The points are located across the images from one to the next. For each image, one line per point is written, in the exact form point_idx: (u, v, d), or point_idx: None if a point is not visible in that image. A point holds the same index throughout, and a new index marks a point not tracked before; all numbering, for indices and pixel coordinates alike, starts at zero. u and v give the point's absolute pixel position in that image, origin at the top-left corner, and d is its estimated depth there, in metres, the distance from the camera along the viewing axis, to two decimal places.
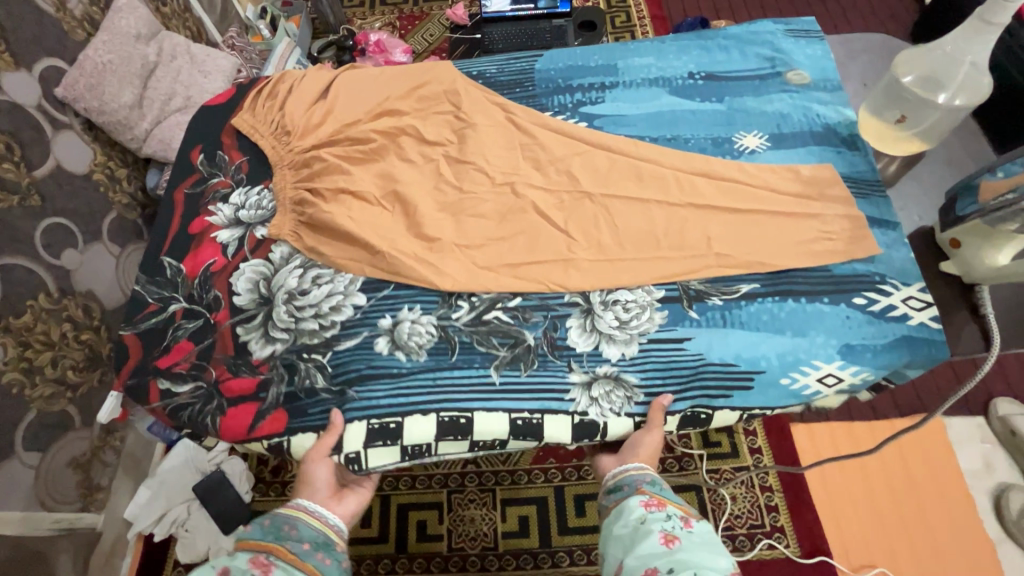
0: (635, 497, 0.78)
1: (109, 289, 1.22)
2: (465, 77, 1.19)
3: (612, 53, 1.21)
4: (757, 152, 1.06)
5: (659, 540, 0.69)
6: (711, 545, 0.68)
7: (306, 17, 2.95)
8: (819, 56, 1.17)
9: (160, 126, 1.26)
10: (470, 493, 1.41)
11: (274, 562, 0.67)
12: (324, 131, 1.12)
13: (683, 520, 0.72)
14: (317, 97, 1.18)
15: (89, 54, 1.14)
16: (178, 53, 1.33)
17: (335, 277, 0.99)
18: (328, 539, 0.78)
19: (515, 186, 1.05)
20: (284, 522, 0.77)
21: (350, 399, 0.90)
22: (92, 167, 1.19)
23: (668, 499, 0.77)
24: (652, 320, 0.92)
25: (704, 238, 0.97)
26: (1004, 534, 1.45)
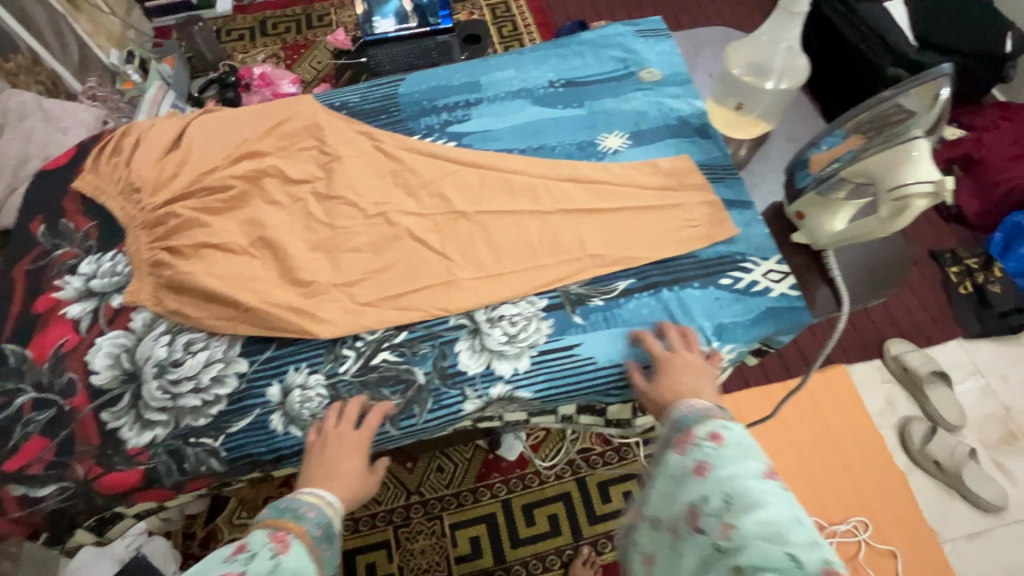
0: (669, 444, 0.75)
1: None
2: (327, 110, 1.16)
3: (473, 70, 1.22)
4: (620, 151, 1.10)
5: (696, 472, 0.70)
6: (745, 454, 0.68)
7: (180, 57, 2.83)
8: (667, 53, 1.23)
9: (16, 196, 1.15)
10: (418, 525, 1.46)
11: (290, 543, 0.68)
12: (178, 183, 1.05)
13: (713, 440, 0.71)
14: (168, 146, 1.10)
15: None
16: (28, 111, 1.36)
17: (209, 339, 0.93)
18: (337, 523, 0.74)
19: (389, 216, 1.03)
20: (305, 503, 0.73)
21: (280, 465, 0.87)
22: None
23: (692, 425, 0.74)
24: (539, 331, 0.92)
25: (577, 242, 0.99)
26: (912, 464, 1.60)
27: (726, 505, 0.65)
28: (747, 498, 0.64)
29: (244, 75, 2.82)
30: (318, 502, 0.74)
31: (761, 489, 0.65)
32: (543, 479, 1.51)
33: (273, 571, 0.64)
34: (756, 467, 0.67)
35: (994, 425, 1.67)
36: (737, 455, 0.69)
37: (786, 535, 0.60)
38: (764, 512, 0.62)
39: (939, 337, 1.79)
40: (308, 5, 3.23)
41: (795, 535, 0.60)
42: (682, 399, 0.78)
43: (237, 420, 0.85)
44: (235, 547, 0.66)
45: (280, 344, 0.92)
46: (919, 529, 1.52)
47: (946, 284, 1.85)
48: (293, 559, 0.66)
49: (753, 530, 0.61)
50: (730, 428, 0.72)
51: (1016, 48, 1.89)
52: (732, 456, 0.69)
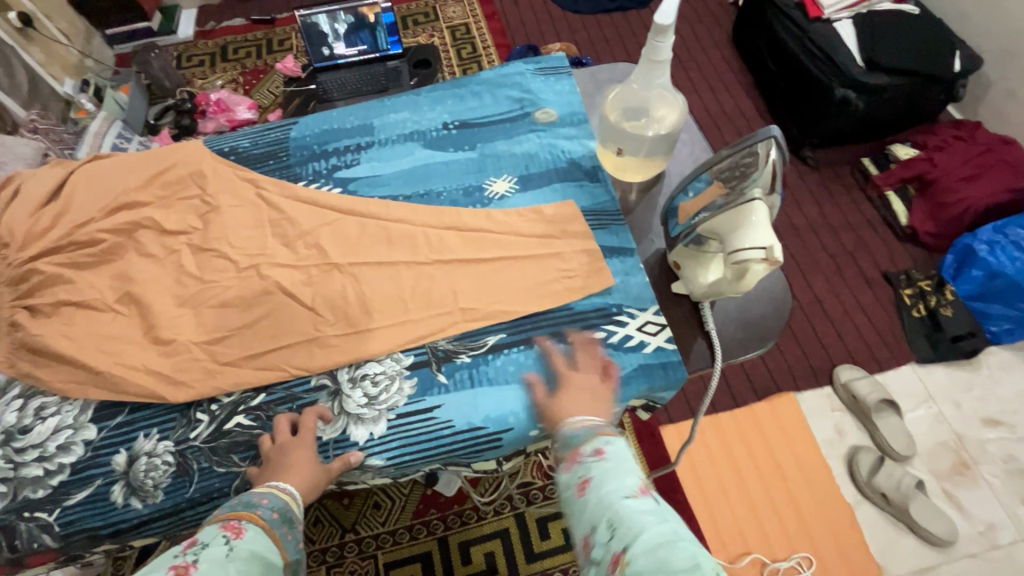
0: (560, 467, 0.73)
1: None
2: (213, 156, 1.14)
3: (368, 112, 1.20)
4: (506, 197, 1.08)
5: (580, 493, 0.67)
6: (623, 471, 0.66)
7: (137, 84, 2.84)
8: (566, 92, 1.21)
9: None
10: (350, 564, 1.40)
11: (247, 528, 0.66)
12: (49, 236, 1.03)
13: (595, 457, 0.70)
14: (45, 196, 1.08)
15: None
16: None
17: (62, 403, 0.90)
18: (293, 507, 0.74)
19: (260, 268, 1.00)
20: (256, 495, 0.73)
21: (132, 533, 0.82)
22: None
23: (580, 443, 0.73)
24: (400, 392, 0.88)
25: (450, 294, 0.96)
26: (860, 496, 1.53)
27: (610, 531, 0.60)
28: (626, 524, 0.59)
29: (200, 101, 2.83)
30: (279, 492, 0.75)
31: (637, 507, 0.61)
32: (480, 516, 1.45)
33: (230, 554, 0.61)
34: (632, 483, 0.65)
35: (945, 455, 1.58)
36: (618, 470, 0.67)
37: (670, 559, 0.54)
38: (645, 537, 0.57)
39: (889, 363, 1.71)
40: (270, 29, 3.25)
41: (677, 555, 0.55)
42: (575, 417, 0.79)
43: (75, 491, 0.82)
44: (184, 543, 0.61)
45: (133, 408, 0.89)
46: (867, 567, 1.44)
47: (899, 306, 1.79)
48: (250, 542, 0.64)
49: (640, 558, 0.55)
50: (612, 444, 0.71)
51: (962, 68, 1.85)
52: (612, 472, 0.66)
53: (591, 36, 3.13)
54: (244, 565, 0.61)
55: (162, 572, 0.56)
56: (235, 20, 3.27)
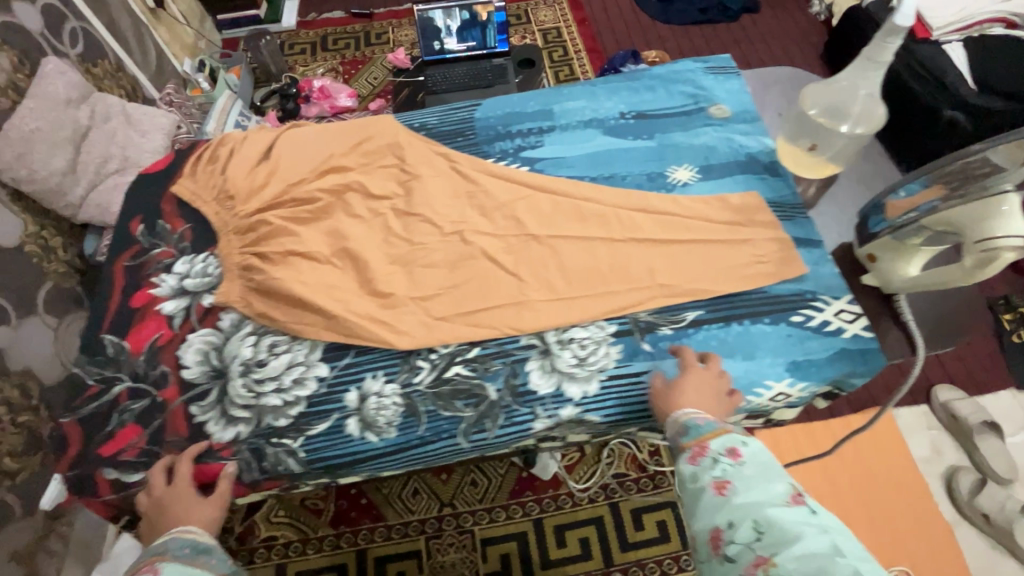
0: (681, 456, 0.76)
1: (47, 364, 1.38)
2: (407, 130, 1.22)
3: (547, 98, 1.27)
4: (689, 184, 1.13)
5: (714, 489, 0.69)
6: (765, 476, 0.68)
7: (246, 67, 2.99)
8: (736, 91, 1.26)
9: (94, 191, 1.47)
10: (449, 536, 1.38)
11: (158, 573, 0.68)
12: (270, 192, 1.12)
13: (730, 457, 0.71)
14: (259, 157, 1.18)
15: (17, 123, 1.33)
16: (113, 113, 1.58)
17: (292, 342, 0.98)
18: (205, 536, 0.76)
19: (464, 234, 1.07)
20: (161, 543, 0.73)
21: (364, 464, 0.89)
22: (22, 238, 1.37)
23: (706, 437, 0.75)
24: (608, 356, 0.94)
25: (647, 271, 1.02)
26: (958, 515, 1.44)
27: (756, 534, 0.63)
28: (780, 530, 0.62)
29: (304, 87, 2.94)
30: (184, 532, 0.75)
31: (790, 515, 0.63)
32: (576, 501, 1.41)
33: None
34: (781, 490, 0.67)
35: None
36: (756, 472, 0.69)
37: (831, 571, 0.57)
38: (800, 547, 0.60)
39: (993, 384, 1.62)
40: (368, 23, 3.37)
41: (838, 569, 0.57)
42: (682, 414, 0.81)
43: (316, 423, 0.90)
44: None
45: (359, 351, 0.96)
46: None
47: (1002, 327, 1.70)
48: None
49: (793, 565, 0.58)
50: (750, 446, 0.72)
51: None
52: (754, 476, 0.68)
53: (683, 45, 3.15)
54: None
55: None
56: (336, 13, 3.41)
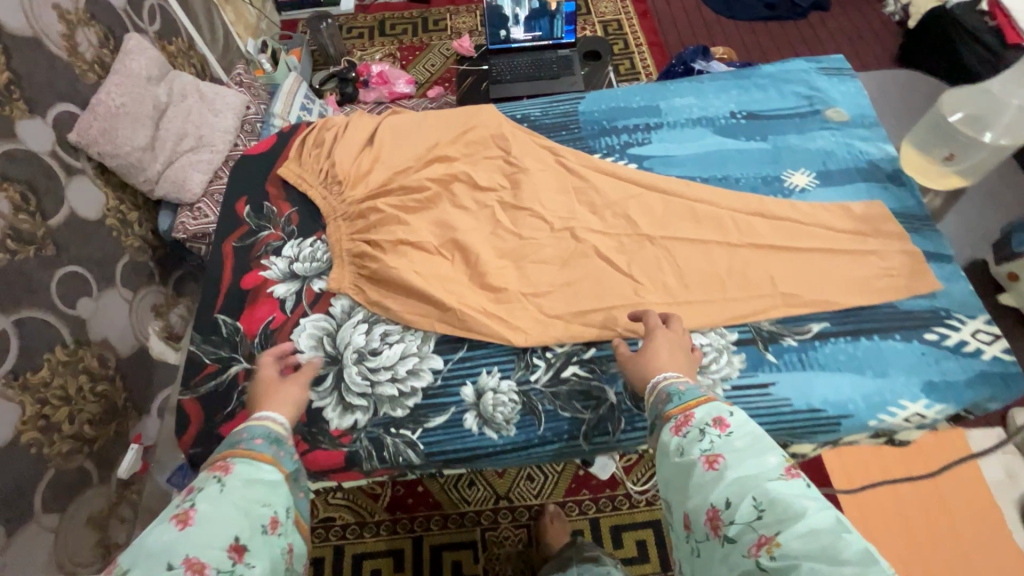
0: (664, 427, 0.70)
1: (122, 335, 1.45)
2: (510, 121, 1.20)
3: (653, 94, 1.24)
4: (808, 190, 1.09)
5: (705, 466, 0.63)
6: (756, 446, 0.63)
7: (306, 50, 2.99)
8: (853, 92, 1.20)
9: (171, 164, 1.55)
10: (505, 529, 1.29)
11: (233, 465, 0.69)
12: (377, 178, 1.11)
13: (718, 427, 0.65)
14: (364, 142, 1.17)
15: (102, 97, 1.40)
16: (188, 93, 1.64)
17: (404, 331, 0.97)
18: (281, 429, 0.76)
19: (575, 231, 1.05)
20: (236, 432, 0.75)
21: (481, 461, 0.88)
22: (103, 211, 1.43)
23: (693, 406, 0.69)
24: (731, 365, 0.91)
25: (768, 279, 0.98)
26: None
27: (757, 513, 0.57)
28: (782, 507, 0.56)
29: (363, 71, 2.90)
30: (260, 421, 0.76)
31: (791, 489, 0.58)
32: (633, 502, 1.29)
33: (223, 492, 0.64)
34: (775, 463, 0.61)
35: None
36: (746, 443, 0.63)
37: (838, 551, 0.52)
38: (805, 524, 0.55)
39: None
40: (425, 9, 3.33)
41: (844, 547, 0.53)
42: (665, 380, 0.76)
43: (434, 416, 0.89)
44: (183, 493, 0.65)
45: (473, 344, 0.95)
46: None
47: None
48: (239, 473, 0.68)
49: (799, 547, 0.54)
50: (735, 414, 0.66)
51: None
52: (744, 448, 0.63)
53: (753, 41, 3.00)
54: (240, 498, 0.65)
55: (164, 521, 0.61)
56: None
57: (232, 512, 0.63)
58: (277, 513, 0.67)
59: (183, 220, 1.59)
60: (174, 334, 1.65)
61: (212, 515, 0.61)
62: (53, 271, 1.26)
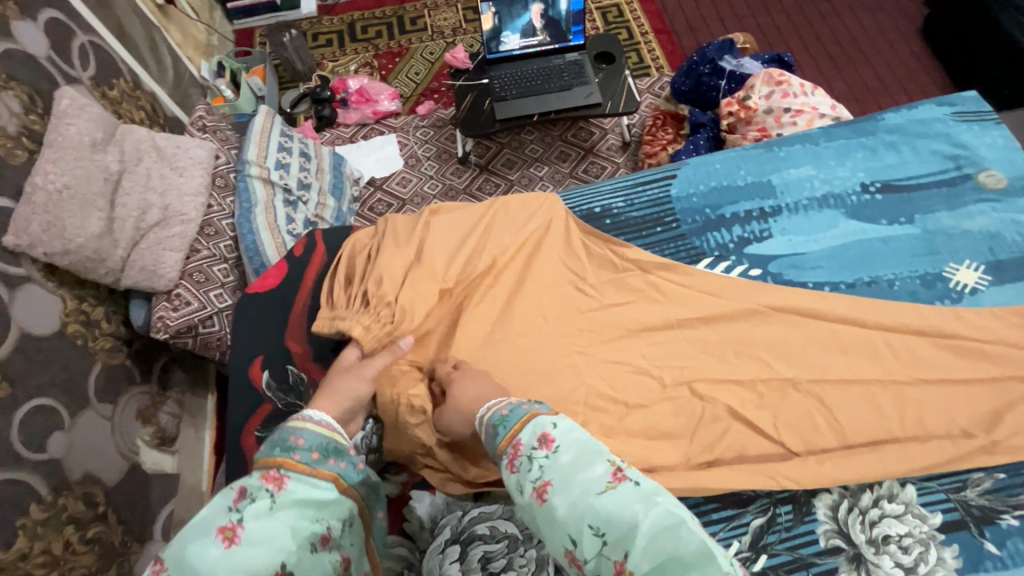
0: (500, 466, 0.60)
1: (108, 460, 1.13)
2: (588, 222, 0.96)
3: (760, 164, 0.98)
4: (979, 290, 0.87)
5: (538, 499, 0.55)
6: (580, 457, 0.56)
7: (269, 67, 2.57)
8: (1002, 146, 0.98)
9: (137, 249, 1.14)
10: None
11: (290, 477, 0.56)
12: (418, 313, 0.84)
13: (544, 449, 0.57)
14: (410, 258, 0.89)
15: (38, 183, 1.01)
16: (144, 153, 1.22)
17: (511, 552, 0.73)
18: (335, 436, 0.63)
19: (697, 384, 0.81)
20: (289, 431, 0.60)
21: None
22: (65, 318, 1.08)
23: (517, 432, 0.60)
24: (944, 564, 0.71)
25: (956, 430, 0.77)
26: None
27: (598, 539, 0.51)
28: (614, 522, 0.50)
29: (339, 89, 2.52)
30: (318, 429, 0.62)
31: (619, 498, 0.52)
32: None
33: (274, 511, 0.53)
34: (601, 471, 0.54)
35: None
36: (571, 455, 0.56)
37: (679, 551, 0.48)
38: (641, 531, 0.49)
39: None
40: (398, 5, 2.88)
41: (685, 539, 0.48)
42: (491, 410, 0.66)
43: None
44: (232, 495, 0.55)
45: None
46: None
47: None
48: (296, 492, 0.56)
49: (647, 562, 0.48)
50: (559, 426, 0.59)
51: None
52: (571, 463, 0.55)
53: (776, 21, 2.48)
54: (293, 517, 0.54)
55: (208, 536, 0.50)
56: None
57: (284, 533, 0.52)
58: (332, 529, 0.57)
59: (161, 314, 1.17)
60: (169, 437, 1.31)
61: (264, 540, 0.51)
62: (9, 417, 0.94)
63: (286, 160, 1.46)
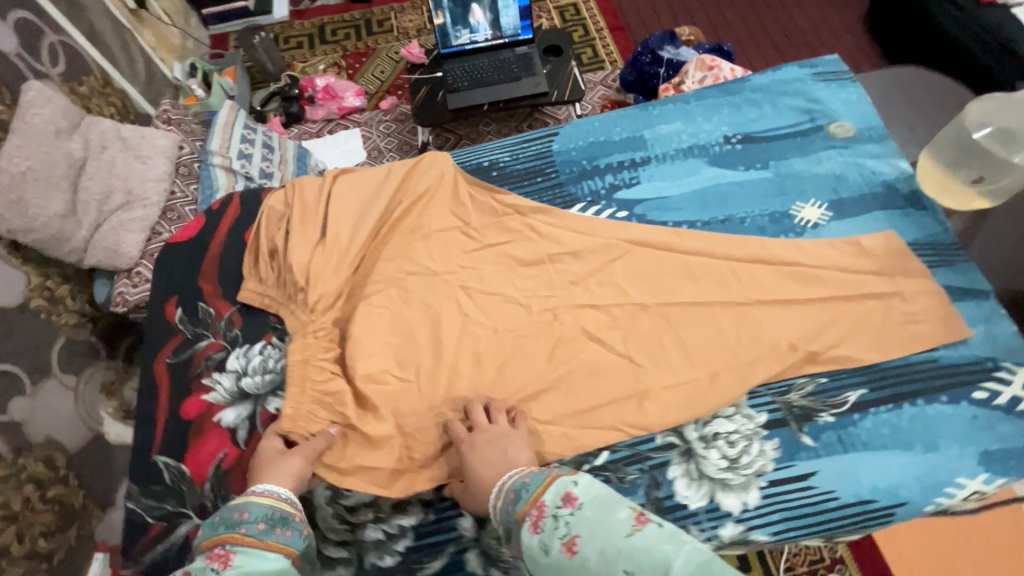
0: (523, 531, 0.61)
1: (70, 428, 1.17)
2: (476, 174, 1.06)
3: (635, 121, 1.09)
4: (821, 224, 0.96)
5: (566, 554, 0.56)
6: (604, 505, 0.57)
7: (241, 68, 2.60)
8: (855, 100, 1.08)
9: (99, 231, 1.25)
10: None
11: (234, 552, 0.60)
12: (326, 284, 0.92)
13: (568, 505, 0.59)
14: (315, 240, 0.96)
15: (4, 165, 1.09)
16: (109, 142, 1.31)
17: None
18: (280, 503, 0.67)
19: (557, 312, 0.91)
20: (235, 508, 0.65)
21: None
22: (26, 292, 1.15)
23: (541, 494, 0.62)
24: (764, 455, 0.79)
25: (784, 342, 0.85)
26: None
27: None
28: (645, 562, 0.51)
29: (307, 87, 2.59)
30: (266, 499, 0.67)
31: (646, 538, 0.52)
32: None
33: None
34: (625, 515, 0.56)
35: None
36: (594, 507, 0.58)
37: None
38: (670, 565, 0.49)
39: None
40: (367, 8, 2.98)
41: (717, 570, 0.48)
42: (510, 480, 0.68)
43: (430, 561, 0.76)
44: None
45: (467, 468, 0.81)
46: None
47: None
48: (240, 566, 0.59)
49: None
50: (581, 483, 0.61)
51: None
52: (596, 513, 0.57)
53: (725, 17, 2.58)
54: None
55: None
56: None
57: None
58: None
59: (121, 290, 1.28)
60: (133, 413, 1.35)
61: None
62: None
63: (249, 149, 1.44)
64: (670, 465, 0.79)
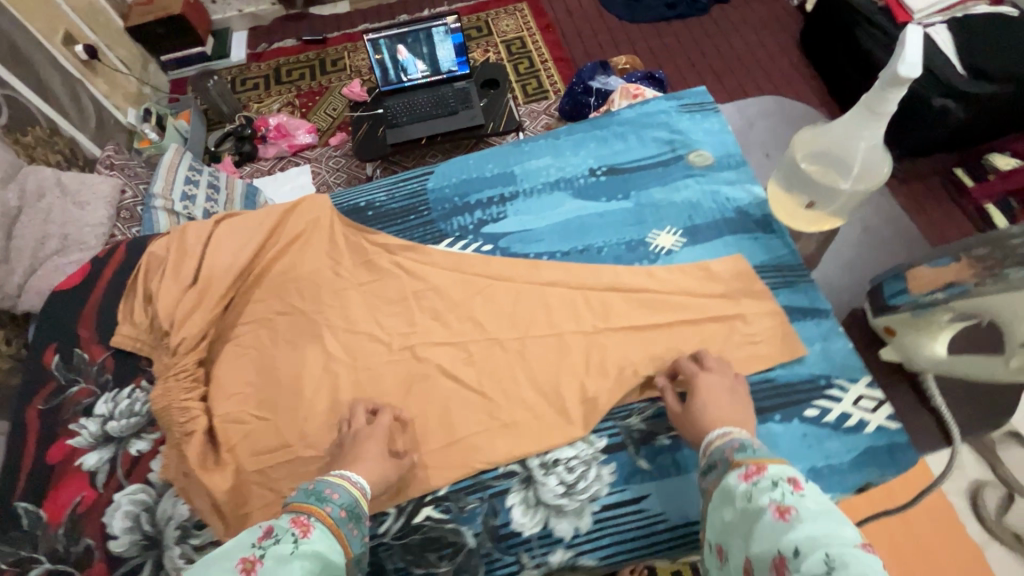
0: (731, 474, 0.60)
1: None
2: (353, 215, 1.10)
3: (506, 158, 1.14)
4: (674, 251, 1.00)
5: (771, 513, 0.51)
6: (835, 514, 0.49)
7: (197, 111, 2.49)
8: (716, 130, 1.13)
9: (35, 276, 1.12)
10: None
11: (314, 525, 0.58)
12: (190, 326, 0.94)
13: (792, 483, 0.54)
14: (186, 281, 0.99)
15: None
16: (47, 189, 1.19)
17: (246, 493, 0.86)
18: (362, 505, 0.68)
19: (416, 350, 0.94)
20: (326, 486, 0.67)
21: None
22: None
23: (769, 460, 0.59)
24: (600, 480, 0.81)
25: (625, 369, 0.88)
26: (987, 535, 1.17)
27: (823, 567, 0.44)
28: (849, 562, 0.43)
29: (260, 126, 2.47)
30: (350, 487, 0.69)
31: (867, 553, 0.44)
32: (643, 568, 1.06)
33: (294, 552, 0.53)
34: (851, 534, 0.47)
35: None
36: (825, 504, 0.51)
37: None
38: None
39: None
40: (321, 49, 2.81)
41: None
42: (738, 433, 0.67)
43: None
44: (259, 528, 0.54)
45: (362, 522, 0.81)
46: None
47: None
48: (316, 541, 0.56)
49: None
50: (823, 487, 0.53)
51: None
52: (821, 509, 0.50)
53: (667, 42, 2.43)
54: (309, 563, 0.52)
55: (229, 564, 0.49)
56: (286, 40, 2.84)
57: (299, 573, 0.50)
58: None
59: None
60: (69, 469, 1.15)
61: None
62: None
63: (193, 192, 1.35)
64: (509, 494, 0.82)
